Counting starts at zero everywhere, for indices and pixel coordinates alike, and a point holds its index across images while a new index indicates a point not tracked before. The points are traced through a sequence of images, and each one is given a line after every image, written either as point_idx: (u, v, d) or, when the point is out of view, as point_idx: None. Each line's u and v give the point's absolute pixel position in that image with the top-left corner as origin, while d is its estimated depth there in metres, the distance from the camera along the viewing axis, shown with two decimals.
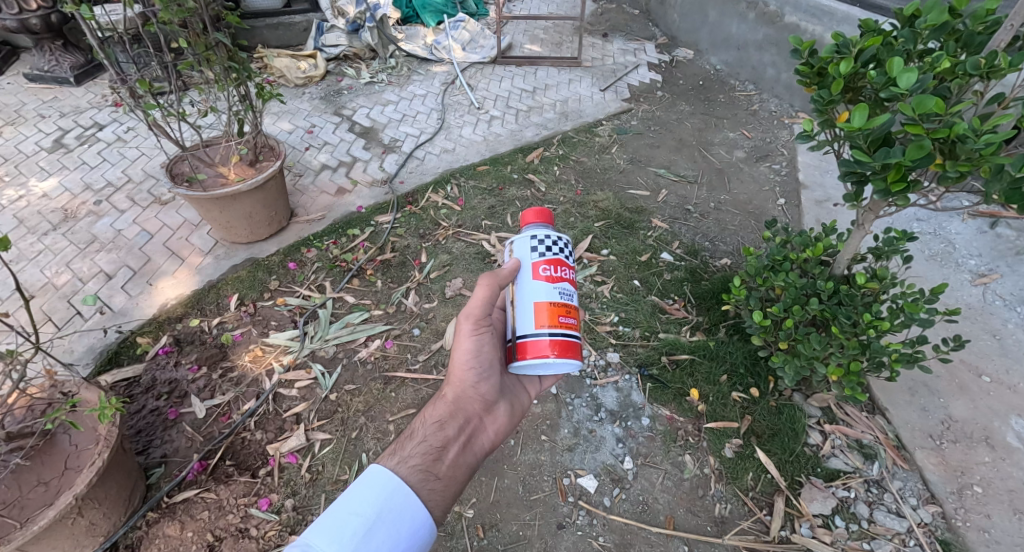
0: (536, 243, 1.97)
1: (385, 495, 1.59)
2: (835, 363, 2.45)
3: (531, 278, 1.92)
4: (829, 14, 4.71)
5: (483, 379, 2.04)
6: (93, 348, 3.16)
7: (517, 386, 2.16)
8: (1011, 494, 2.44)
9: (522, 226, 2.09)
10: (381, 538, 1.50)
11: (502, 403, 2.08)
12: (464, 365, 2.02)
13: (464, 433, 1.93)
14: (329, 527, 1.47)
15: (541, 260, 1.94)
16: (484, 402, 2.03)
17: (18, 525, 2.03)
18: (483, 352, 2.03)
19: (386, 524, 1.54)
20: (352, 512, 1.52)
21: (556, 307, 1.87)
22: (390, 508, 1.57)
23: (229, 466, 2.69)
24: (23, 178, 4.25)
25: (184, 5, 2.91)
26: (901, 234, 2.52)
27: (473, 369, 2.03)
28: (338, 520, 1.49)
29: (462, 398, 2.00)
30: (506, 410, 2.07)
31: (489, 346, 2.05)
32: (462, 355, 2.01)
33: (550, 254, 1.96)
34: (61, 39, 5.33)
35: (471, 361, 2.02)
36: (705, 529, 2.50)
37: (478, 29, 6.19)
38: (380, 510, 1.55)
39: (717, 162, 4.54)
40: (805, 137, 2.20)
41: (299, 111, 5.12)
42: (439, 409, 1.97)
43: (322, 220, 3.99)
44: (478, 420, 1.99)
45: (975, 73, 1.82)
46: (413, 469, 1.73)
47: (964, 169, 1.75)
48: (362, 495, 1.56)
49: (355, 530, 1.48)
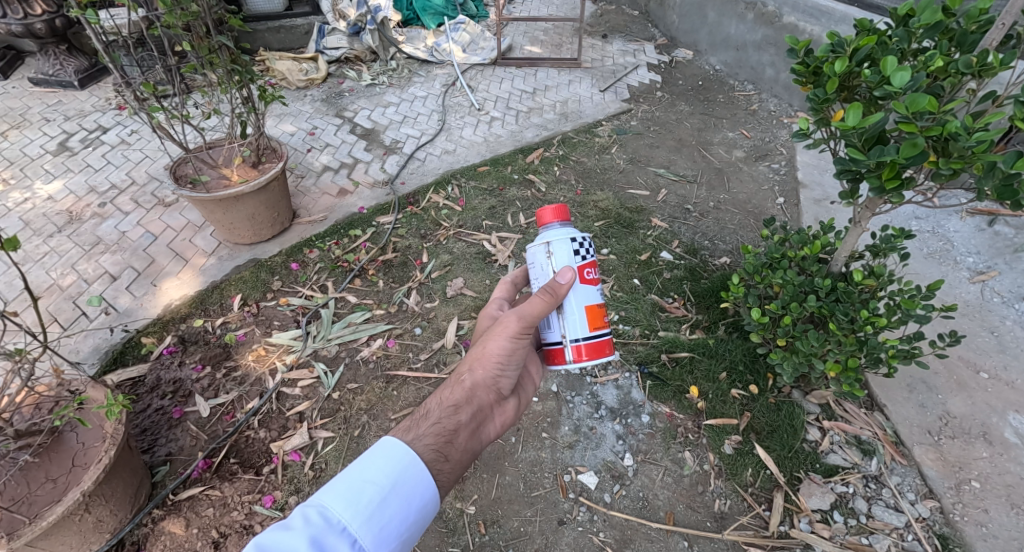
0: (578, 247, 2.00)
1: (401, 467, 1.57)
2: (833, 359, 2.47)
3: (583, 283, 2.00)
4: (827, 14, 4.74)
5: (506, 374, 2.00)
6: (99, 348, 3.20)
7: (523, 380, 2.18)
8: (1009, 489, 2.46)
9: (546, 224, 2.05)
10: (394, 509, 1.49)
11: (511, 398, 2.09)
12: (494, 357, 1.96)
13: (475, 421, 1.90)
14: (344, 492, 1.46)
15: (586, 264, 2.02)
16: (499, 395, 2.02)
17: (27, 521, 2.06)
18: (516, 353, 1.99)
19: (400, 494, 1.52)
20: (367, 480, 1.51)
21: (602, 308, 2.05)
22: (406, 479, 1.56)
23: (234, 464, 2.72)
24: (28, 181, 4.29)
25: (187, 9, 2.93)
26: (898, 231, 2.55)
27: (500, 364, 1.98)
28: (353, 486, 1.48)
29: (481, 387, 1.95)
30: (513, 405, 2.08)
31: (521, 350, 2.00)
32: (494, 348, 1.95)
33: (589, 258, 2.04)
34: (66, 44, 5.37)
35: (502, 357, 1.97)
36: (704, 525, 2.52)
37: (478, 31, 6.22)
38: (396, 481, 1.54)
39: (716, 162, 4.56)
40: (801, 135, 2.21)
41: (301, 113, 5.16)
42: (456, 392, 1.91)
43: (324, 221, 4.03)
44: (487, 410, 1.97)
45: (967, 72, 1.85)
46: (427, 448, 1.69)
47: (956, 166, 1.77)
48: (377, 463, 1.55)
49: (369, 499, 1.47)
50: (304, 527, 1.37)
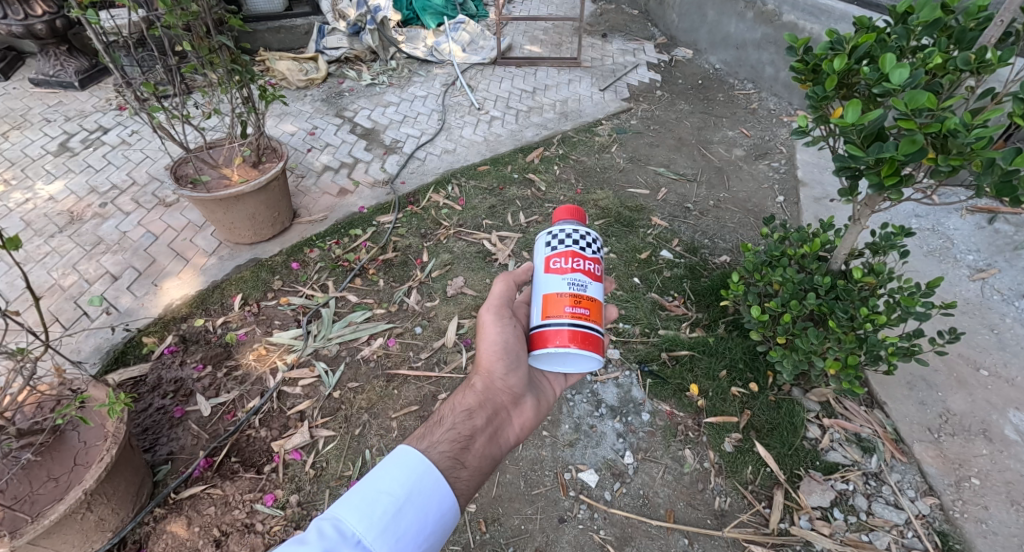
0: (550, 238, 2.02)
1: (416, 476, 1.58)
2: (832, 356, 2.47)
3: (544, 272, 1.96)
4: (826, 13, 4.74)
5: (511, 371, 2.04)
6: (100, 347, 3.21)
7: (546, 381, 2.17)
8: (1009, 486, 2.46)
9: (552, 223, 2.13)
10: (410, 519, 1.50)
11: (530, 397, 2.08)
12: (493, 355, 2.03)
13: (491, 425, 1.92)
14: (359, 504, 1.47)
15: (556, 254, 1.98)
16: (513, 395, 2.03)
17: (30, 519, 2.07)
18: (510, 345, 2.04)
19: (415, 504, 1.53)
20: (382, 490, 1.52)
21: (567, 297, 1.88)
22: (421, 489, 1.57)
23: (235, 463, 2.73)
24: (30, 182, 4.30)
25: (187, 9, 2.93)
26: (897, 229, 2.56)
27: (502, 361, 2.03)
28: (368, 497, 1.49)
29: (491, 389, 2.01)
30: (533, 404, 2.07)
31: (514, 338, 2.05)
32: (489, 346, 2.03)
33: (564, 246, 1.98)
34: (66, 44, 5.38)
35: (498, 353, 2.03)
36: (705, 522, 2.52)
37: (478, 30, 6.22)
38: (410, 491, 1.55)
39: (716, 160, 4.56)
40: (801, 132, 2.21)
41: (301, 113, 5.17)
42: (468, 398, 1.97)
43: (324, 220, 4.04)
44: (504, 413, 1.99)
45: (966, 69, 1.85)
46: (442, 456, 1.70)
47: (954, 163, 1.78)
48: (393, 474, 1.56)
49: (384, 509, 1.48)
50: (319, 540, 1.37)
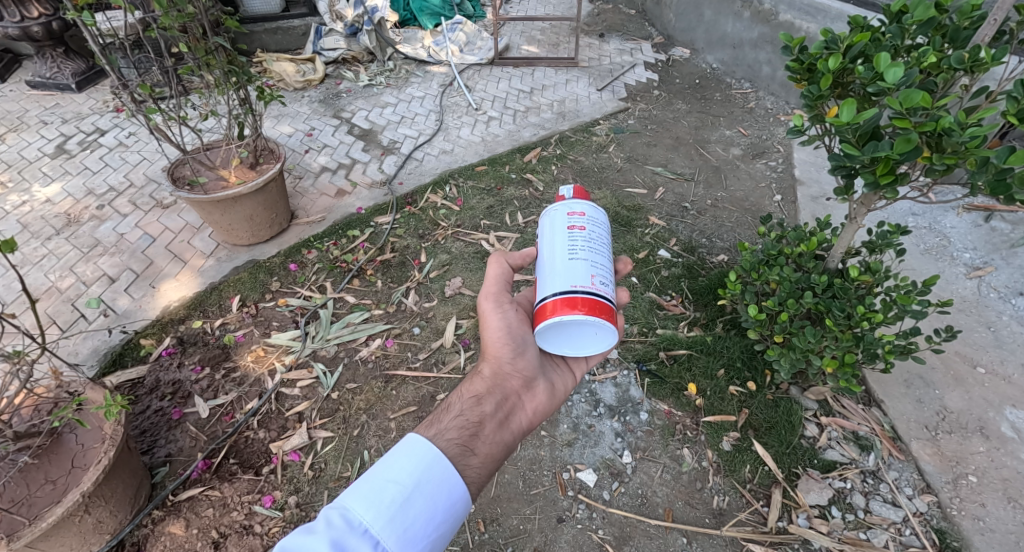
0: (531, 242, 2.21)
1: (424, 466, 1.58)
2: (829, 354, 2.47)
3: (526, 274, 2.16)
4: (822, 12, 4.76)
5: (519, 354, 2.03)
6: (98, 349, 3.21)
7: (558, 364, 2.16)
8: (1005, 483, 2.47)
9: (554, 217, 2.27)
10: (419, 508, 1.50)
11: (541, 381, 2.08)
12: (498, 341, 2.03)
13: (502, 411, 1.92)
14: (367, 493, 1.48)
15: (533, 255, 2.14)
16: (524, 379, 2.03)
17: (27, 522, 2.06)
18: (513, 327, 2.05)
19: (423, 494, 1.53)
20: (391, 479, 1.52)
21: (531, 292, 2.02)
22: (429, 478, 1.56)
23: (233, 465, 2.73)
24: (26, 185, 4.29)
25: (184, 10, 2.92)
26: (894, 227, 2.55)
27: (507, 345, 2.03)
28: (376, 487, 1.50)
29: (500, 375, 2.00)
30: (545, 388, 2.07)
31: (516, 320, 2.07)
32: (492, 333, 2.03)
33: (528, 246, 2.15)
34: (63, 46, 5.38)
35: (504, 337, 2.03)
36: (703, 521, 2.52)
37: (475, 31, 6.24)
38: (419, 480, 1.55)
39: (713, 160, 4.57)
40: (796, 132, 2.22)
41: (299, 114, 5.17)
42: (477, 384, 1.97)
43: (322, 221, 4.04)
44: (515, 398, 1.98)
45: (960, 68, 1.87)
46: (451, 443, 1.70)
47: (949, 161, 1.78)
48: (401, 463, 1.56)
49: (392, 499, 1.48)
50: (326, 530, 1.38)
